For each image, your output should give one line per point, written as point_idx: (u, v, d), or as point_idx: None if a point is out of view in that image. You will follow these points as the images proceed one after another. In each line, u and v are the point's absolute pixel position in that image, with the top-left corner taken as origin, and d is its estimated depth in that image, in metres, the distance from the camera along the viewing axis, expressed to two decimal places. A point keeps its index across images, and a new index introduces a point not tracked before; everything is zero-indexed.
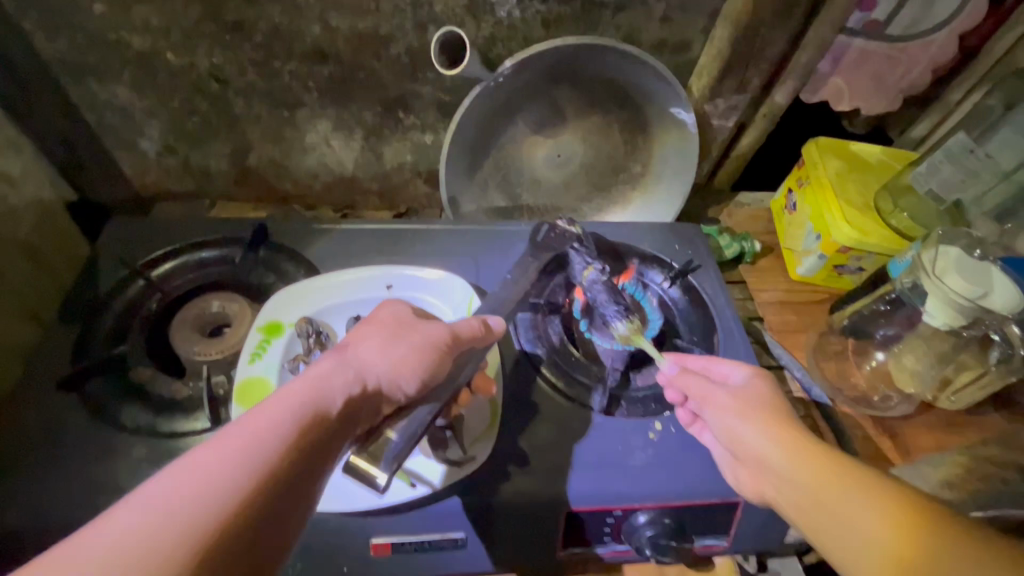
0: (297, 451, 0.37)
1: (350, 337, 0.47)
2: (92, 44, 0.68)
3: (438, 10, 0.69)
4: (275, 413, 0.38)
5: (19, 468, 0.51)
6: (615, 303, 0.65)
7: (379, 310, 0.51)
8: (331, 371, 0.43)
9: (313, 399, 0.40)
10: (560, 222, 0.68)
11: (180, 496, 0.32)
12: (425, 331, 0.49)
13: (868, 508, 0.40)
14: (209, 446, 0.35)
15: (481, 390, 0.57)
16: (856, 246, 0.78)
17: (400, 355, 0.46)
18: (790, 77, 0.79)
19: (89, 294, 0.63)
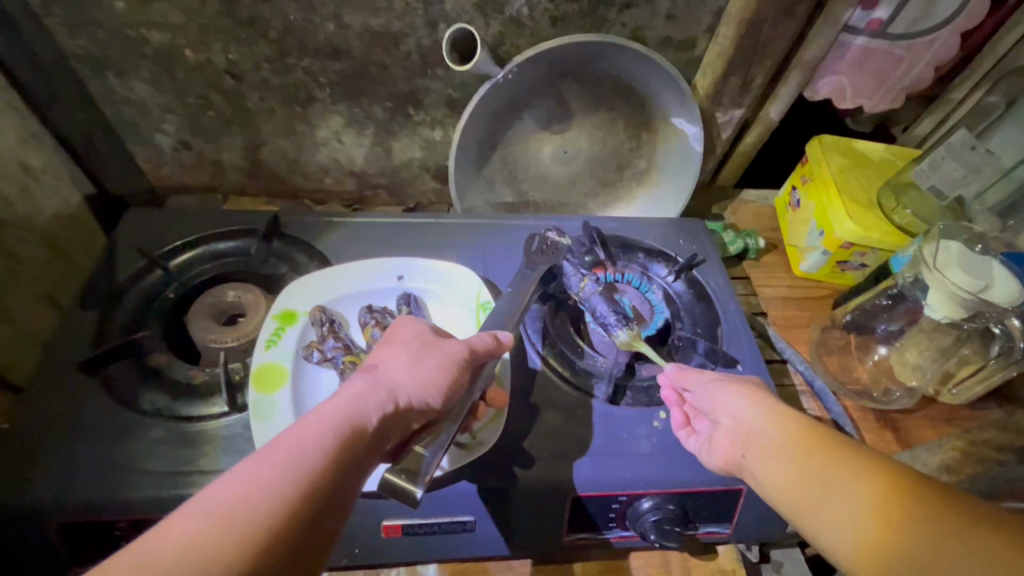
0: (338, 467, 0.39)
1: (377, 357, 0.49)
2: (112, 40, 0.70)
3: (449, 8, 0.71)
4: (315, 431, 0.40)
5: (41, 447, 0.53)
6: (614, 311, 0.65)
7: (401, 328, 0.52)
8: (365, 389, 0.44)
9: (350, 417, 0.42)
10: (549, 235, 0.72)
11: (231, 508, 0.34)
12: (449, 349, 0.51)
13: (850, 479, 0.42)
14: (254, 462, 0.36)
15: (495, 403, 0.58)
16: (859, 242, 0.79)
17: (428, 372, 0.48)
18: (794, 74, 0.80)
19: (109, 282, 0.65)
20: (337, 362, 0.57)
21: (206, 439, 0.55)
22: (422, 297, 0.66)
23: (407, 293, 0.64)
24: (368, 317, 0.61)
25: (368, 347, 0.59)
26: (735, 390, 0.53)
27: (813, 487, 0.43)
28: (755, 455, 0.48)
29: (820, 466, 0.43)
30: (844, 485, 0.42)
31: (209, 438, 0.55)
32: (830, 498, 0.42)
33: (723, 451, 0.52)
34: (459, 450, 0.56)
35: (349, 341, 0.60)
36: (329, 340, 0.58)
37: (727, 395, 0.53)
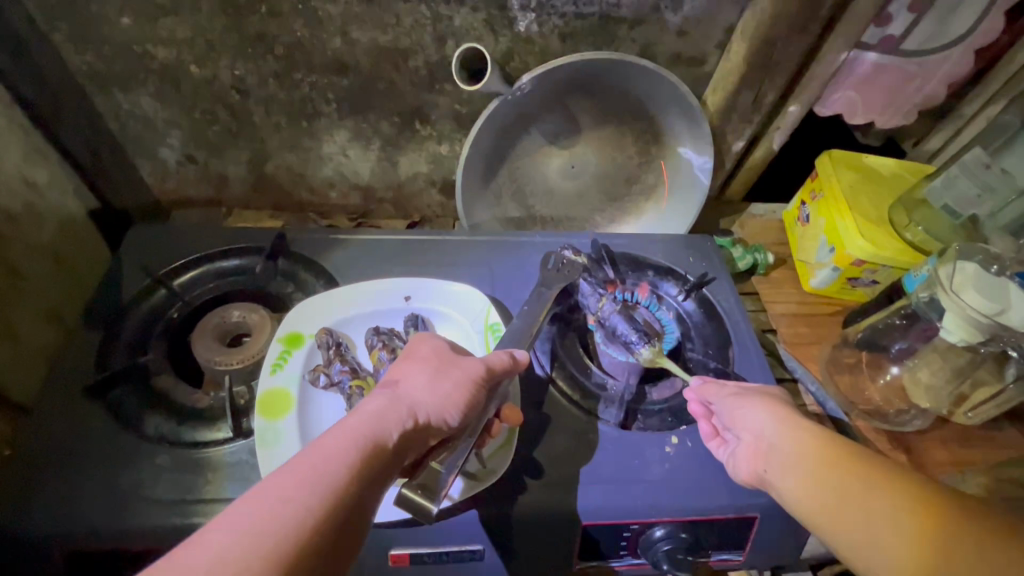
0: (359, 485, 0.38)
1: (395, 372, 0.48)
2: (118, 55, 0.69)
3: (458, 24, 0.70)
4: (335, 447, 0.39)
5: (45, 472, 0.52)
6: (635, 329, 0.65)
7: (419, 344, 0.52)
8: (384, 406, 0.43)
9: (370, 434, 0.41)
10: (565, 253, 0.72)
11: (256, 525, 0.33)
12: (467, 365, 0.50)
13: (888, 497, 0.41)
14: (279, 477, 0.36)
15: (510, 421, 0.56)
16: (871, 259, 0.78)
17: (447, 389, 0.47)
18: (805, 90, 0.79)
19: (112, 301, 0.64)
20: (344, 387, 0.56)
21: (211, 466, 0.54)
22: (430, 317, 0.65)
23: (415, 314, 0.64)
24: (375, 340, 0.60)
25: (375, 371, 0.58)
26: (760, 405, 0.52)
27: (843, 505, 0.42)
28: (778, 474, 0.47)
29: (850, 483, 0.42)
30: (873, 506, 0.41)
31: (213, 465, 0.54)
32: (859, 519, 0.41)
33: (747, 467, 0.51)
34: (469, 480, 0.55)
35: (355, 363, 0.59)
36: (336, 364, 0.58)
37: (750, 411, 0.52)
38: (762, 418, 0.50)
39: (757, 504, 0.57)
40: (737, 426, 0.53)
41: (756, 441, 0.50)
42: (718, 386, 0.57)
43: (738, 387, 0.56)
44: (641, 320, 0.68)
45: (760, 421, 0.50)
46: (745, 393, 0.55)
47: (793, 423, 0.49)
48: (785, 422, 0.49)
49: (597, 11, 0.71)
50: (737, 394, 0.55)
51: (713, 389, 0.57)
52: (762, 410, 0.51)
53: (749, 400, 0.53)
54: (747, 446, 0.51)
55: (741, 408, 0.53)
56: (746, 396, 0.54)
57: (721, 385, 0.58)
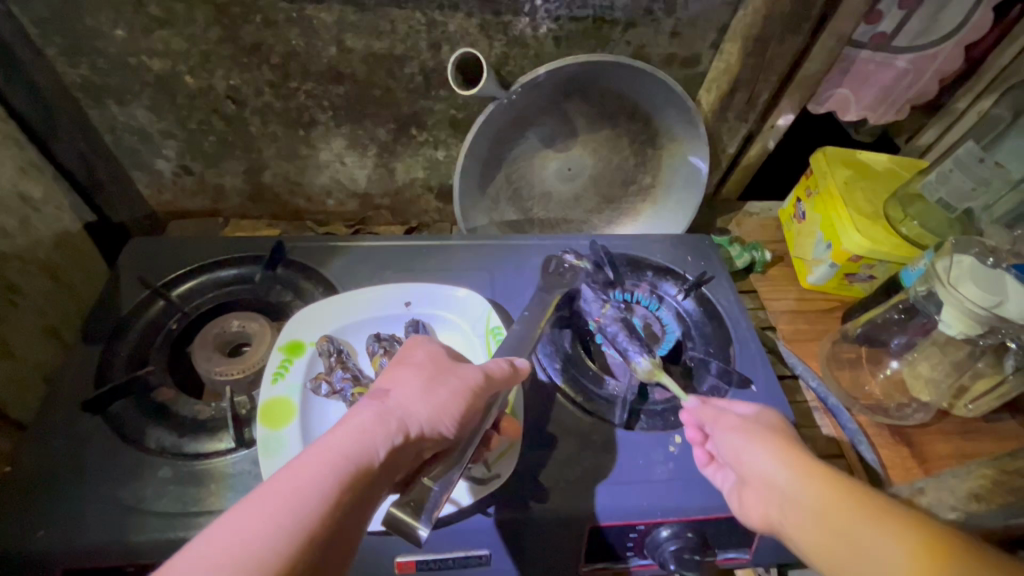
0: (337, 511, 0.37)
1: (386, 380, 0.47)
2: (113, 67, 0.69)
3: (452, 29, 0.70)
4: (313, 471, 0.38)
5: (47, 488, 0.52)
6: (635, 340, 0.64)
7: (413, 350, 0.51)
8: (372, 420, 0.42)
9: (356, 452, 0.40)
10: (567, 258, 0.73)
11: (224, 562, 0.32)
12: (464, 374, 0.49)
13: (886, 533, 0.40)
14: (249, 509, 0.35)
15: (509, 433, 0.57)
16: (868, 254, 0.79)
17: (442, 400, 0.46)
18: (799, 88, 0.80)
19: (111, 314, 0.64)
20: (346, 394, 0.56)
21: (214, 477, 0.54)
22: (431, 322, 0.65)
23: (415, 320, 0.64)
24: (376, 346, 0.61)
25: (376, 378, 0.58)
26: (749, 434, 0.51)
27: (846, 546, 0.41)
28: (780, 513, 0.47)
29: (847, 517, 0.42)
30: (873, 544, 0.40)
31: (216, 475, 0.54)
32: None
33: (755, 509, 0.50)
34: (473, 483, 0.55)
35: (357, 370, 0.59)
36: (337, 371, 0.58)
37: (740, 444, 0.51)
38: (773, 457, 0.49)
39: None
40: (732, 458, 0.52)
41: (750, 472, 0.50)
42: (718, 412, 0.55)
43: (741, 415, 0.54)
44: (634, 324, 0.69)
45: (770, 460, 0.49)
46: (750, 423, 0.53)
47: (802, 467, 0.47)
48: (797, 465, 0.47)
49: (591, 14, 0.71)
50: (743, 427, 0.52)
51: (714, 412, 0.55)
52: (772, 450, 0.49)
53: (757, 436, 0.51)
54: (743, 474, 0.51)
55: (749, 444, 0.51)
56: (754, 430, 0.52)
57: (722, 407, 0.56)
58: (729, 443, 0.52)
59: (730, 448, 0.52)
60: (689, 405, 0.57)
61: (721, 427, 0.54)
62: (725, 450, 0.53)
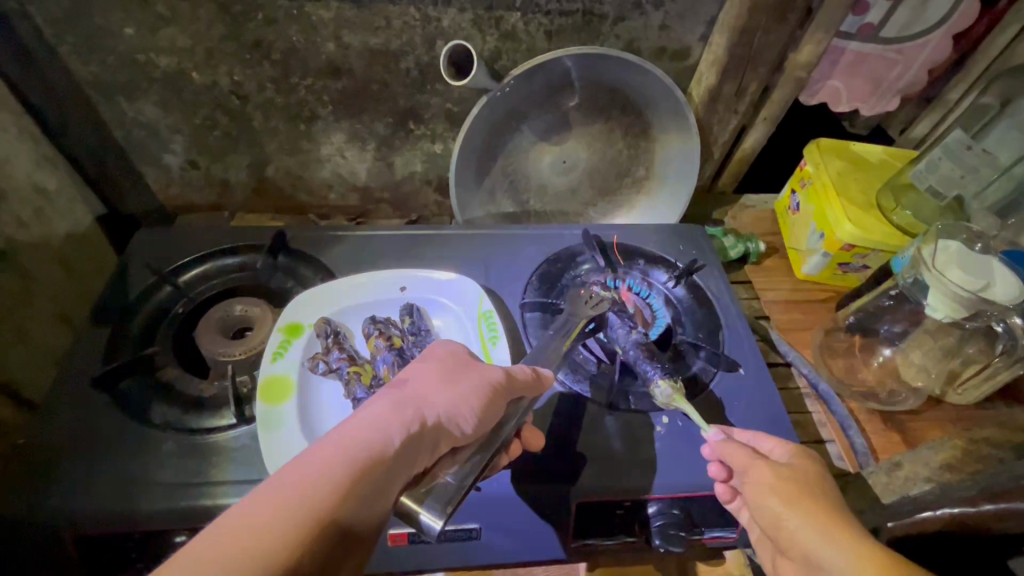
0: (355, 495, 0.37)
1: (407, 373, 0.49)
2: (122, 65, 0.72)
3: (446, 25, 0.73)
4: (334, 453, 0.38)
5: (57, 462, 0.54)
6: (656, 364, 0.63)
7: (436, 348, 0.52)
8: (391, 408, 0.43)
9: (372, 440, 0.40)
10: (594, 287, 0.69)
11: (240, 539, 0.31)
12: (484, 372, 0.50)
13: None
14: (271, 488, 0.35)
15: (531, 447, 0.56)
16: (859, 244, 0.79)
17: (460, 393, 0.47)
18: (789, 80, 0.81)
19: (120, 299, 0.67)
20: (342, 373, 0.59)
21: (215, 451, 0.56)
22: (425, 307, 0.67)
23: (410, 304, 0.66)
24: (372, 328, 0.62)
25: (372, 358, 0.61)
26: (777, 479, 0.47)
27: None
28: None
29: None
30: None
31: (217, 450, 0.56)
32: None
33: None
34: None
35: (353, 351, 0.61)
36: (334, 351, 0.60)
37: (771, 499, 0.46)
38: (808, 521, 0.43)
39: None
40: (759, 510, 0.47)
41: (781, 528, 0.45)
42: (745, 456, 0.51)
43: (773, 466, 0.49)
44: (629, 307, 0.71)
45: (804, 524, 0.43)
46: (785, 479, 0.47)
47: (839, 539, 0.41)
48: (836, 533, 0.42)
49: (581, 8, 0.73)
50: (778, 485, 0.47)
51: (742, 456, 0.51)
52: (810, 517, 0.44)
53: (794, 498, 0.45)
54: (773, 526, 0.46)
55: (785, 507, 0.45)
56: (789, 488, 0.46)
57: (751, 451, 0.51)
58: (762, 504, 0.47)
59: (764, 510, 0.47)
60: (712, 438, 0.55)
61: (751, 478, 0.49)
62: (759, 511, 0.47)
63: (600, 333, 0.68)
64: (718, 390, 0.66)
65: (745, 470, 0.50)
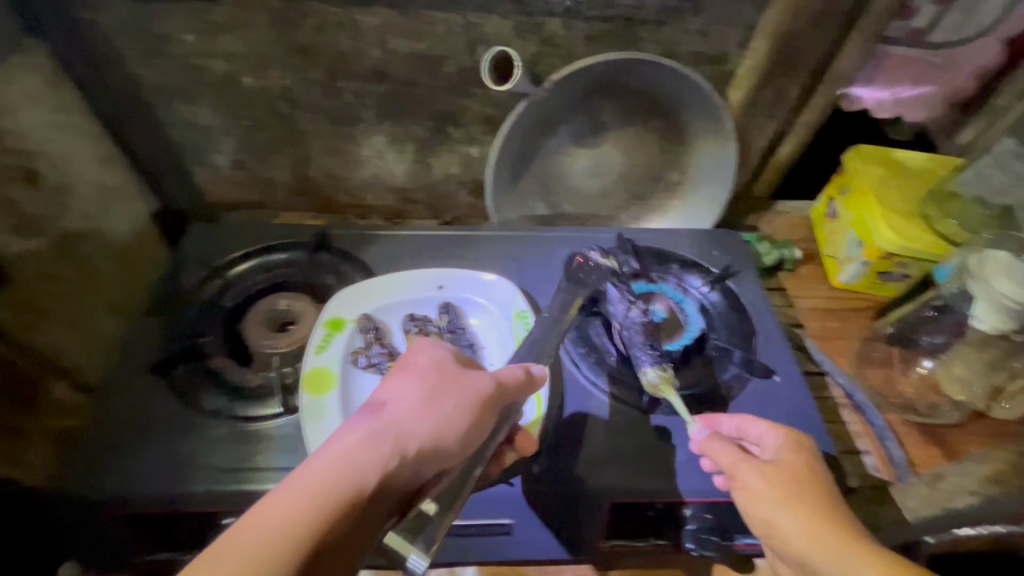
0: (331, 543, 0.35)
1: (387, 388, 0.46)
2: (180, 69, 0.76)
3: (488, 31, 0.74)
4: (307, 495, 0.36)
5: (117, 441, 0.58)
6: (650, 347, 0.64)
7: (417, 356, 0.49)
8: (371, 438, 0.41)
9: (349, 477, 0.38)
10: (593, 255, 0.72)
11: None
12: (469, 386, 0.48)
13: None
14: (240, 541, 0.33)
15: (523, 451, 0.54)
16: (900, 252, 0.78)
17: (442, 415, 0.45)
18: (829, 86, 0.80)
19: (175, 291, 0.70)
20: (382, 367, 0.62)
21: (262, 438, 0.59)
22: (462, 305, 0.69)
23: (448, 303, 0.68)
24: (411, 324, 0.66)
25: None
26: (767, 481, 0.47)
27: None
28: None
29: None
30: None
31: (263, 437, 0.59)
32: None
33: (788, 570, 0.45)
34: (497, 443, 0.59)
35: (393, 347, 0.64)
36: (375, 347, 0.63)
37: (766, 504, 0.46)
38: (797, 516, 0.44)
39: None
40: (752, 511, 0.47)
41: (774, 533, 0.45)
42: (733, 458, 0.50)
43: (762, 468, 0.48)
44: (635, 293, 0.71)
45: (795, 519, 0.44)
46: (775, 482, 0.47)
47: (832, 540, 0.42)
48: (828, 528, 0.42)
49: (620, 14, 0.74)
50: (769, 487, 0.47)
51: (731, 458, 0.49)
52: (803, 519, 0.44)
53: (787, 501, 0.45)
54: (764, 525, 0.46)
55: (779, 512, 0.45)
56: (782, 492, 0.46)
57: (738, 450, 0.50)
58: (755, 505, 0.46)
59: (758, 515, 0.46)
60: (696, 435, 0.55)
61: (742, 483, 0.48)
62: (752, 514, 0.47)
63: (593, 302, 0.71)
64: (752, 397, 0.66)
65: (735, 474, 0.49)
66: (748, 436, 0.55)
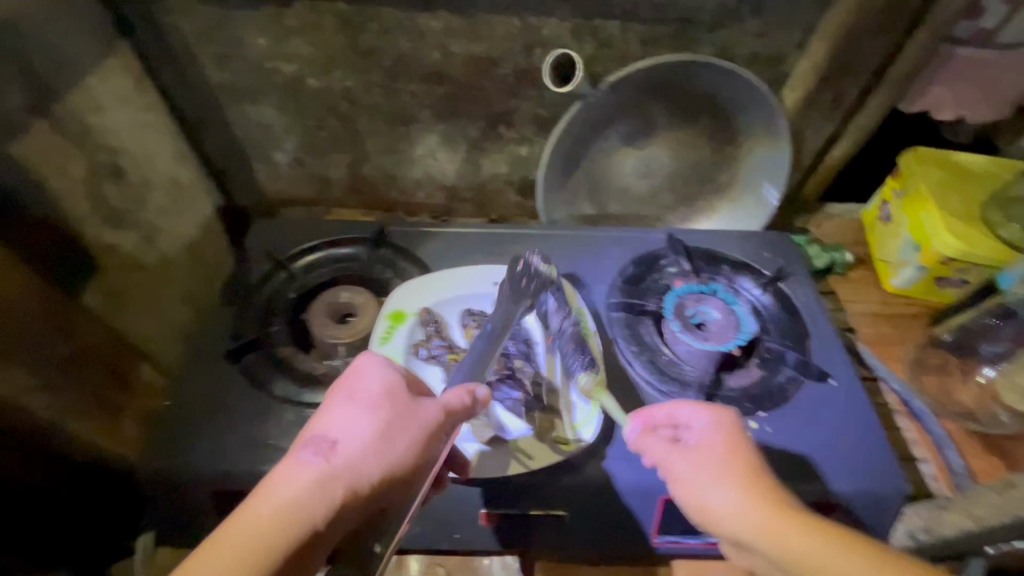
0: None
1: (328, 423, 0.43)
2: (250, 71, 0.79)
3: (546, 33, 0.76)
4: (236, 558, 0.35)
5: (196, 421, 0.62)
6: (580, 355, 0.65)
7: (362, 381, 0.46)
8: (308, 488, 0.39)
9: (283, 532, 0.37)
10: (535, 260, 0.68)
11: None
12: (416, 417, 0.45)
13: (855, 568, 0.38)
14: None
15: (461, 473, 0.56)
16: (960, 257, 0.76)
17: (389, 451, 0.43)
18: (888, 87, 0.79)
19: (244, 282, 0.74)
20: (443, 359, 0.64)
21: None
22: None
23: None
24: (468, 319, 0.68)
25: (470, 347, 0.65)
26: (692, 466, 0.48)
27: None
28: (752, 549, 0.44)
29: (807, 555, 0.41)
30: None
31: None
32: None
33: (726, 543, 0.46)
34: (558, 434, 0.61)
35: (451, 341, 0.66)
36: (435, 339, 0.65)
37: (705, 489, 0.46)
38: (742, 502, 0.45)
39: (832, 491, 0.59)
40: (687, 497, 0.48)
41: (708, 514, 0.46)
42: (662, 448, 0.51)
43: (685, 452, 0.49)
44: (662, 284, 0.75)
45: (739, 505, 0.45)
46: (699, 461, 0.48)
47: (755, 511, 0.44)
48: (756, 499, 0.44)
49: (677, 16, 0.75)
50: (698, 468, 0.48)
51: (660, 450, 0.51)
52: (731, 491, 0.45)
53: (717, 479, 0.46)
54: (696, 506, 0.47)
55: (711, 491, 0.46)
56: (709, 470, 0.47)
57: (667, 443, 0.51)
58: (687, 490, 0.47)
59: (691, 497, 0.47)
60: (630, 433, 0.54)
61: (671, 471, 0.49)
62: (687, 498, 0.48)
63: (533, 311, 0.69)
64: (807, 400, 0.66)
65: (666, 464, 0.50)
66: (680, 422, 0.53)
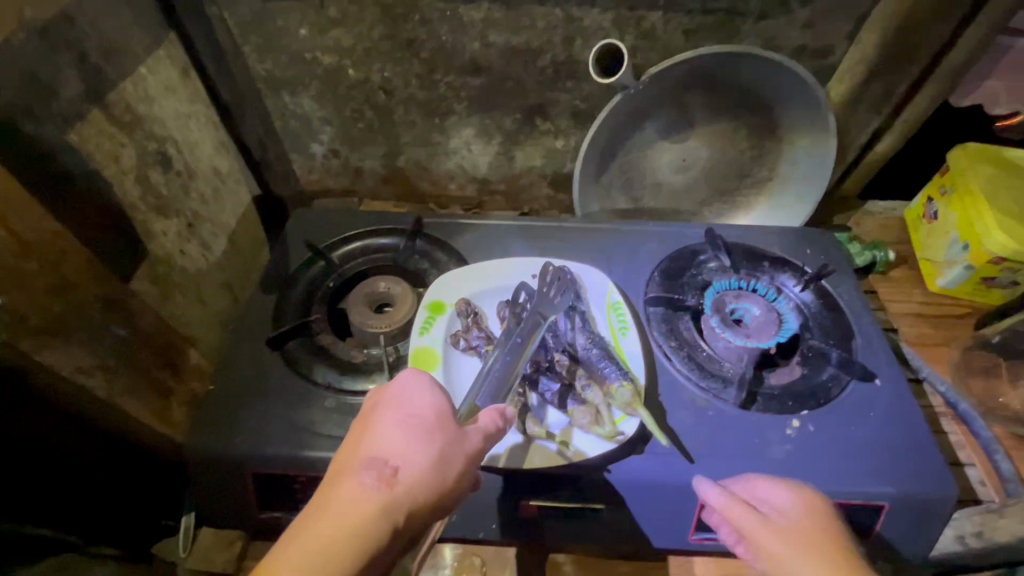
0: None
1: (382, 443, 0.41)
2: (291, 62, 0.80)
3: (587, 24, 0.75)
4: None
5: (238, 406, 0.62)
6: (615, 363, 0.62)
7: (415, 400, 0.44)
8: (368, 517, 0.37)
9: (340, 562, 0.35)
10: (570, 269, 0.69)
11: None
12: (465, 444, 0.44)
13: None
14: None
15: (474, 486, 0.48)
16: (1012, 257, 0.74)
17: (443, 478, 0.41)
18: (941, 80, 0.77)
19: (283, 270, 0.75)
20: (481, 351, 0.64)
21: None
22: None
23: None
24: (506, 310, 0.67)
25: None
26: (780, 538, 0.47)
27: None
28: None
29: None
30: None
31: None
32: None
33: None
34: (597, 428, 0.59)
35: (489, 331, 0.66)
36: (473, 331, 0.65)
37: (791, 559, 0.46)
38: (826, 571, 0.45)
39: (880, 493, 0.58)
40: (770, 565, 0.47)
41: None
42: (745, 516, 0.49)
43: (767, 520, 0.49)
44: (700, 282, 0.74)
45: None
46: (785, 532, 0.47)
47: None
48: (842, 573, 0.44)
49: (723, 7, 0.73)
50: (785, 537, 0.47)
51: (742, 516, 0.49)
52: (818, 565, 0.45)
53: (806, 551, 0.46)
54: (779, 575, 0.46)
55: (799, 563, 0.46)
56: (797, 541, 0.47)
57: (751, 511, 0.50)
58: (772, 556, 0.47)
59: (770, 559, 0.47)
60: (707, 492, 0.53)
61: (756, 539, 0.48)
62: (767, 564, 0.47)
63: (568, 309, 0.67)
64: (851, 399, 0.64)
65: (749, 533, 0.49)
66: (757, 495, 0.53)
